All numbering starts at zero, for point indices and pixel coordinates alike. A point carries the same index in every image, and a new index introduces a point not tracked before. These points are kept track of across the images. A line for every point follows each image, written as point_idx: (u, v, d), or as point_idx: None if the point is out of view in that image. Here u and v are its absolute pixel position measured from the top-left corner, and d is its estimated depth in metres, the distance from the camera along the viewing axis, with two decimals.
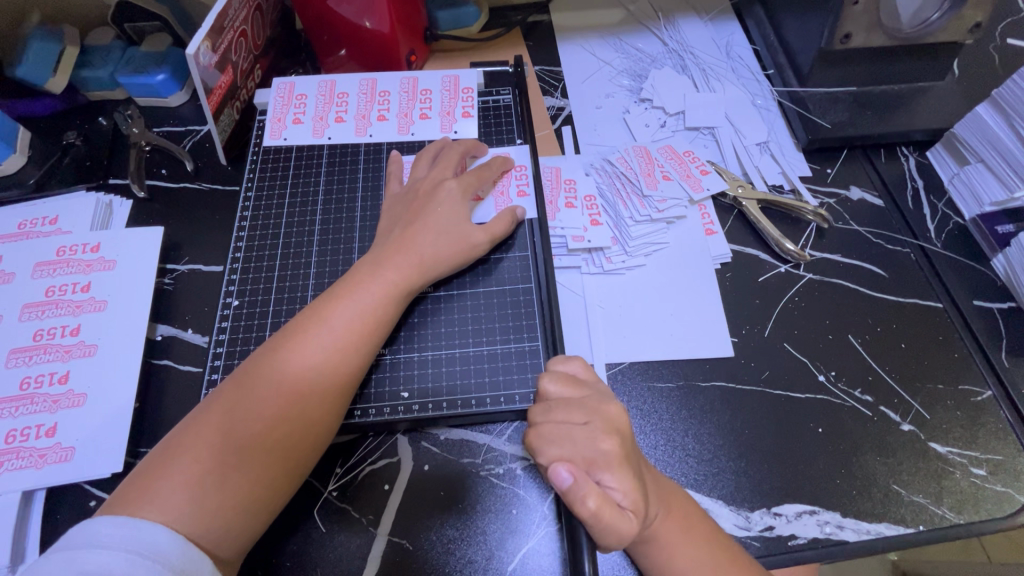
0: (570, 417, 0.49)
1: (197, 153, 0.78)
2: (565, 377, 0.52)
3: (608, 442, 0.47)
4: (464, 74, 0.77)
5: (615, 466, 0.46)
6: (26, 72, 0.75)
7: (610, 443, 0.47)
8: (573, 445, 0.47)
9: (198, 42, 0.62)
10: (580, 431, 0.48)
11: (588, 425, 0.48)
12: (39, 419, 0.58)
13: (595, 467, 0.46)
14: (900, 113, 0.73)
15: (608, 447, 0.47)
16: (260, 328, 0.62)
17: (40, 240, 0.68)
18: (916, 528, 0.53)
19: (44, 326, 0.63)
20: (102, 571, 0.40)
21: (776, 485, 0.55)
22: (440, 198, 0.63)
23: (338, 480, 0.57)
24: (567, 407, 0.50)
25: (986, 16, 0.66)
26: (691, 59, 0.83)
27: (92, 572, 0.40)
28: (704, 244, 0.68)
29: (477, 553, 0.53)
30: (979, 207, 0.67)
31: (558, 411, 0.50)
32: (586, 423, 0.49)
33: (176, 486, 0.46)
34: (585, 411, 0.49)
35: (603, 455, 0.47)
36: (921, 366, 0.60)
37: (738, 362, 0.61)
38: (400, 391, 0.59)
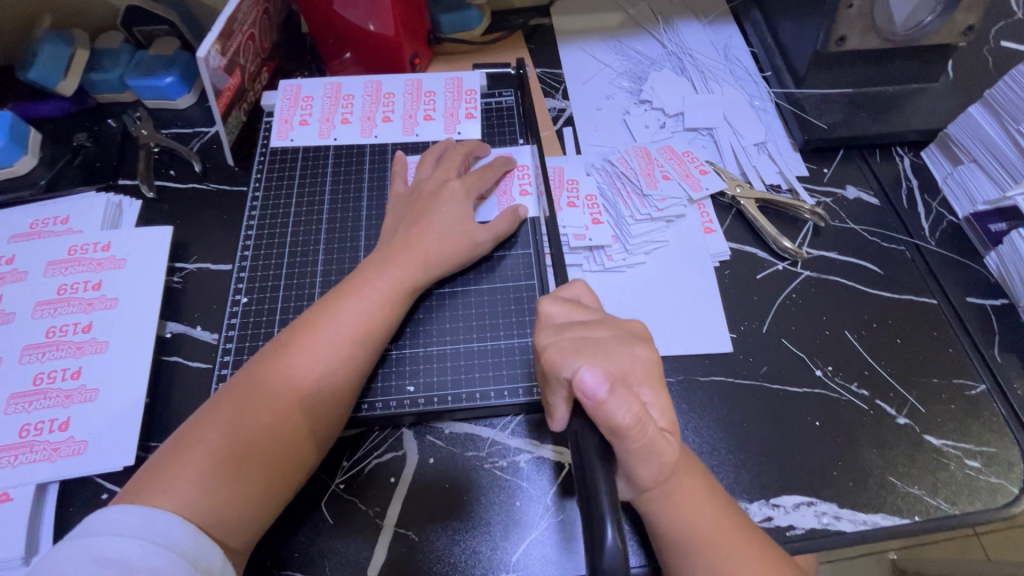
0: (593, 332, 0.47)
1: (205, 155, 0.79)
2: (568, 301, 0.50)
3: (639, 349, 0.46)
4: (468, 76, 0.79)
5: (649, 382, 0.46)
6: (38, 76, 0.77)
7: (639, 353, 0.46)
8: (606, 356, 0.45)
9: (207, 45, 0.63)
10: (610, 343, 0.46)
11: (613, 338, 0.47)
12: (53, 413, 0.60)
13: (632, 379, 0.45)
14: (895, 113, 0.75)
15: (641, 359, 0.46)
16: (269, 324, 0.63)
17: (52, 239, 0.70)
18: (911, 518, 0.54)
19: (56, 323, 0.64)
20: (119, 557, 0.41)
21: (774, 477, 0.56)
22: (444, 197, 0.64)
23: (345, 473, 0.58)
24: (582, 326, 0.48)
25: (978, 18, 0.68)
26: (690, 61, 0.84)
27: (109, 558, 0.41)
28: (703, 242, 0.69)
29: (482, 543, 0.55)
30: (973, 206, 0.68)
31: (576, 329, 0.47)
32: (610, 336, 0.47)
33: (188, 476, 0.47)
34: (606, 326, 0.48)
35: (637, 368, 0.46)
36: (916, 361, 0.62)
37: (737, 357, 0.62)
38: (405, 386, 0.60)
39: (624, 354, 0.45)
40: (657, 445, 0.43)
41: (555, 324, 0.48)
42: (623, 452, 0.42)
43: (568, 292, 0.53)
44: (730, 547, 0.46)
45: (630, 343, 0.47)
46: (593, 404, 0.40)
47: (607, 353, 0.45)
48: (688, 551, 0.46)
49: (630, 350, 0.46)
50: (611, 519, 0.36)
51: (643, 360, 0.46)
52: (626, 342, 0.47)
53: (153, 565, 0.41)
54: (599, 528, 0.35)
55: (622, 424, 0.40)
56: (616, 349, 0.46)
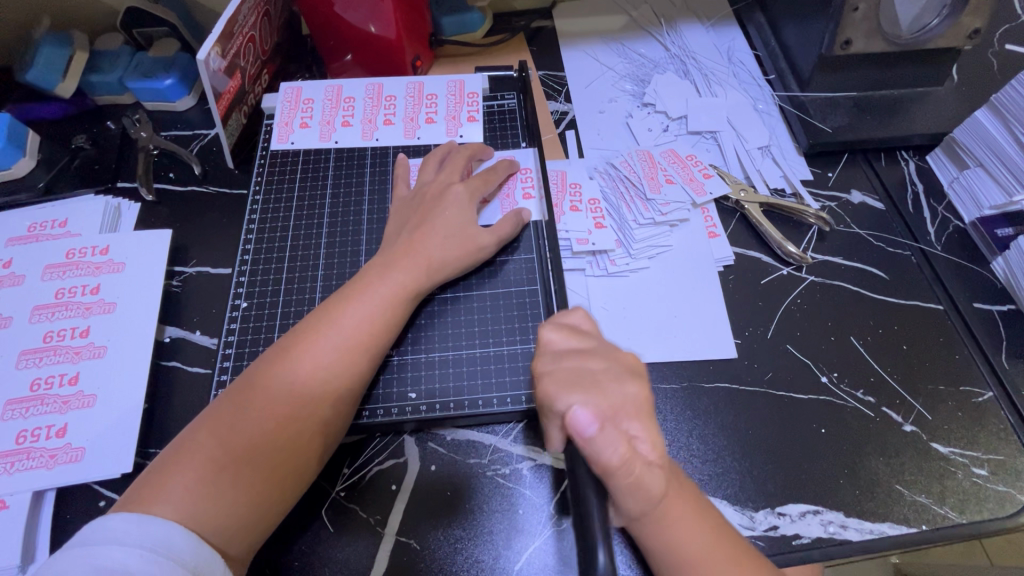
0: (588, 363, 0.48)
1: (204, 157, 0.78)
2: (567, 328, 0.51)
3: (632, 388, 0.47)
4: (469, 79, 0.78)
5: (642, 415, 0.45)
6: (35, 78, 0.77)
7: (634, 387, 0.47)
8: (599, 390, 0.46)
9: (208, 47, 0.62)
10: (603, 375, 0.47)
11: (608, 369, 0.48)
12: (50, 419, 0.59)
13: (623, 415, 0.45)
14: (900, 117, 0.74)
15: (633, 392, 0.47)
16: (269, 329, 0.63)
17: (51, 242, 0.69)
18: (918, 528, 0.54)
19: (54, 328, 0.64)
20: (118, 566, 0.41)
21: (780, 485, 0.56)
22: (447, 201, 0.64)
23: (346, 480, 0.57)
24: (580, 355, 0.49)
25: (984, 22, 0.67)
26: (693, 64, 0.84)
27: (108, 567, 0.40)
28: (707, 246, 0.68)
29: (484, 552, 0.54)
30: (979, 210, 0.68)
31: (572, 358, 0.48)
32: (605, 368, 0.48)
33: (188, 483, 0.47)
34: (603, 357, 0.49)
35: (629, 401, 0.46)
36: (922, 368, 0.61)
37: (741, 363, 0.62)
38: (407, 392, 0.59)
39: (614, 391, 0.46)
40: (646, 482, 0.43)
41: (555, 351, 0.50)
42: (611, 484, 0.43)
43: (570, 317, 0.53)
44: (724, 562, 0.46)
45: (623, 380, 0.47)
46: (581, 441, 0.42)
47: (599, 389, 0.46)
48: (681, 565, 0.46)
49: (622, 387, 0.47)
50: (601, 544, 0.37)
51: (634, 398, 0.46)
52: (619, 377, 0.48)
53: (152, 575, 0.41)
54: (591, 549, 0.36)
55: (610, 463, 0.42)
56: (608, 384, 0.47)
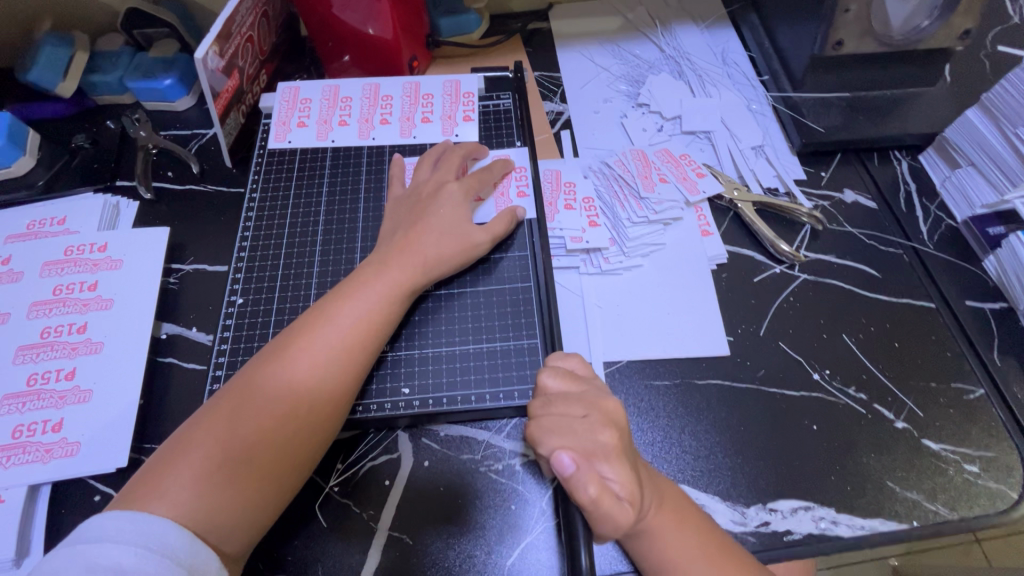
0: (568, 410, 0.51)
1: (203, 156, 0.79)
2: (563, 374, 0.53)
3: (606, 435, 0.49)
4: (465, 79, 0.79)
5: (613, 457, 0.48)
6: (37, 77, 0.77)
7: (608, 435, 0.49)
8: (573, 436, 0.49)
9: (206, 46, 0.63)
10: (580, 423, 0.50)
11: (586, 417, 0.50)
12: (46, 414, 0.59)
13: (595, 458, 0.48)
14: (892, 117, 0.75)
15: (606, 439, 0.49)
16: (264, 325, 0.63)
17: (49, 240, 0.70)
18: (909, 523, 0.54)
19: (51, 324, 0.64)
20: (114, 565, 0.41)
21: (772, 481, 0.56)
22: (442, 200, 0.64)
23: (340, 475, 0.58)
24: (565, 401, 0.51)
25: (975, 23, 0.68)
26: (688, 65, 0.84)
27: (105, 566, 0.41)
28: (700, 245, 0.69)
29: (477, 547, 0.54)
30: (970, 209, 0.68)
31: (556, 405, 0.51)
32: (585, 415, 0.50)
33: (185, 481, 0.47)
34: (584, 404, 0.51)
35: (601, 447, 0.48)
36: (914, 365, 0.61)
37: (734, 360, 0.62)
38: (400, 388, 0.60)
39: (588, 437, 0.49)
40: (615, 518, 0.45)
41: (544, 396, 0.52)
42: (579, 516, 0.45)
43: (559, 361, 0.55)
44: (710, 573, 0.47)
45: (599, 427, 0.50)
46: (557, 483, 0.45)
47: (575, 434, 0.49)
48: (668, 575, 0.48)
49: (598, 434, 0.49)
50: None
51: (607, 445, 0.48)
52: (597, 425, 0.50)
53: (147, 572, 0.41)
54: None
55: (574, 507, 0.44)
56: (583, 432, 0.49)
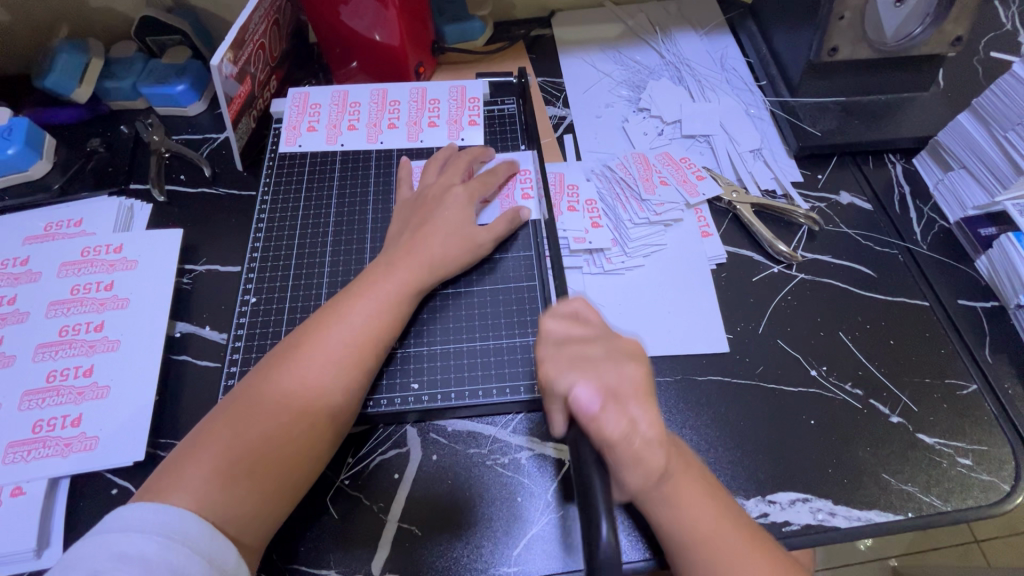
0: (586, 349, 0.49)
1: (214, 160, 0.81)
2: (569, 317, 0.52)
3: (629, 370, 0.48)
4: (471, 85, 0.81)
5: (639, 396, 0.47)
6: (53, 84, 0.79)
7: (632, 369, 0.48)
8: (595, 372, 0.47)
9: (221, 53, 0.65)
10: (600, 360, 0.48)
11: (605, 354, 0.49)
12: (65, 409, 0.61)
13: (623, 395, 0.46)
14: (887, 121, 0.77)
15: (631, 373, 0.47)
16: (277, 323, 0.65)
17: (66, 241, 0.71)
18: (904, 514, 0.56)
19: (69, 323, 0.66)
20: (137, 554, 0.42)
21: (771, 474, 0.57)
22: (448, 201, 0.66)
23: (350, 469, 0.59)
24: (579, 342, 0.50)
25: (966, 29, 0.70)
26: (688, 71, 0.86)
27: (128, 554, 0.42)
28: (700, 246, 0.71)
29: (484, 538, 0.56)
30: (963, 211, 0.70)
31: (572, 344, 0.49)
32: (603, 352, 0.49)
33: (203, 474, 0.49)
34: (599, 343, 0.50)
35: (626, 382, 0.47)
36: (909, 362, 0.63)
37: (733, 357, 0.64)
38: (410, 383, 0.61)
39: (611, 370, 0.47)
40: (648, 460, 0.46)
41: (554, 339, 0.50)
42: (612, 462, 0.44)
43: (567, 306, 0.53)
44: (727, 543, 0.47)
45: (621, 361, 0.48)
46: (587, 418, 0.44)
47: (595, 368, 0.47)
48: (687, 538, 0.48)
49: (620, 367, 0.48)
50: (605, 515, 0.36)
51: (631, 378, 0.47)
52: (617, 360, 0.48)
53: (169, 561, 0.43)
54: (596, 523, 0.36)
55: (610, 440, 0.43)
56: (604, 366, 0.48)
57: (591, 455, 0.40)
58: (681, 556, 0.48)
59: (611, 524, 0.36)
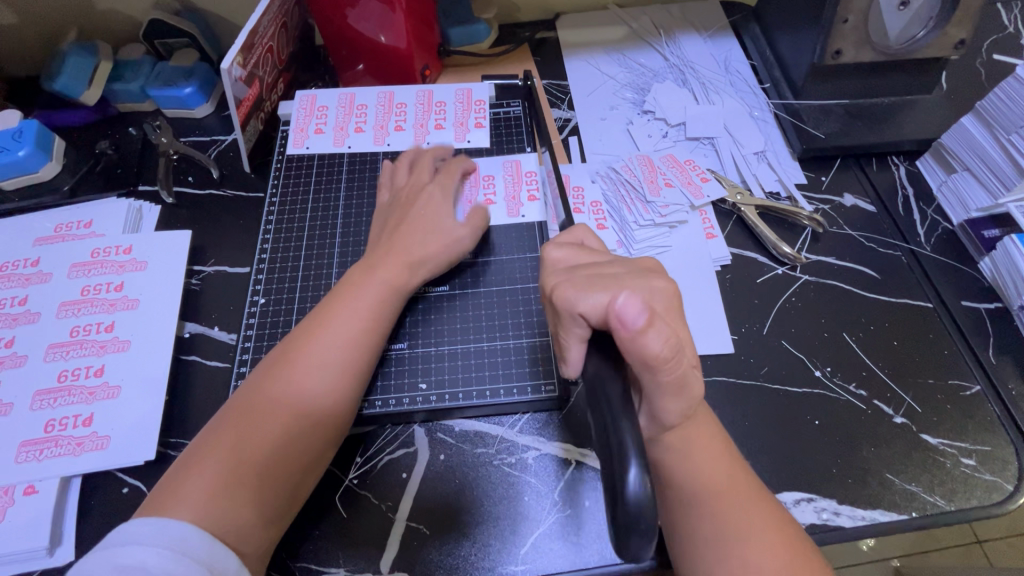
0: (606, 270, 0.46)
1: (222, 162, 0.82)
2: (574, 249, 0.50)
3: (659, 283, 0.45)
4: (477, 88, 0.82)
5: (669, 307, 0.44)
6: (63, 86, 0.80)
7: (661, 283, 0.45)
8: (623, 286, 0.43)
9: (231, 57, 0.66)
10: (625, 277, 0.45)
11: (625, 271, 0.46)
12: (76, 409, 0.62)
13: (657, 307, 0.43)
14: (890, 123, 0.77)
15: (661, 286, 0.45)
16: (286, 324, 0.66)
17: (76, 242, 0.72)
18: (908, 514, 0.56)
19: (80, 323, 0.67)
20: (138, 565, 0.43)
21: (776, 473, 0.58)
22: (426, 201, 0.67)
23: (358, 468, 0.60)
24: (595, 267, 0.47)
25: (969, 32, 0.70)
26: (691, 73, 0.87)
27: (129, 566, 0.43)
28: (705, 247, 0.71)
29: (491, 537, 0.56)
30: (966, 213, 0.70)
31: (589, 269, 0.47)
32: (623, 271, 0.46)
33: (202, 484, 0.49)
34: (618, 264, 0.47)
35: (656, 292, 0.44)
36: (913, 363, 0.63)
37: (738, 358, 0.64)
38: (418, 383, 0.62)
39: (641, 285, 0.44)
40: (691, 387, 0.43)
41: (565, 267, 0.48)
42: (654, 383, 0.41)
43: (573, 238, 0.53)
44: (739, 498, 0.47)
45: (647, 277, 0.45)
46: (631, 334, 0.39)
47: (623, 284, 0.43)
48: (694, 492, 0.47)
49: (648, 283, 0.45)
50: (636, 459, 0.36)
51: (662, 292, 0.44)
52: (641, 276, 0.45)
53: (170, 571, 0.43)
54: (625, 466, 0.35)
55: (658, 356, 0.40)
56: (633, 281, 0.44)
57: (616, 396, 0.39)
58: (692, 511, 0.47)
59: (641, 466, 0.35)
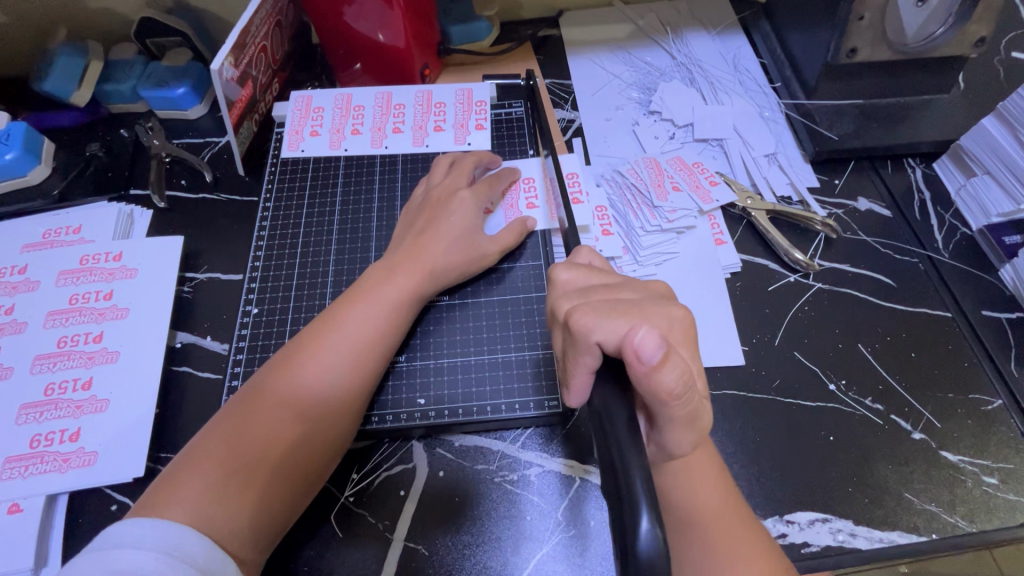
0: (621, 296, 0.45)
1: (216, 164, 0.79)
2: (581, 268, 0.48)
3: (677, 309, 0.44)
4: (477, 88, 0.79)
5: (685, 339, 0.43)
6: (51, 87, 0.78)
7: (679, 310, 0.44)
8: (643, 315, 0.42)
9: (221, 57, 0.63)
10: (644, 304, 0.43)
11: (642, 298, 0.45)
12: (63, 423, 0.60)
13: (675, 338, 0.42)
14: (905, 125, 0.74)
15: (679, 314, 0.43)
16: (279, 334, 0.64)
17: (65, 249, 0.70)
18: (928, 536, 0.54)
19: (68, 333, 0.65)
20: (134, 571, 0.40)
21: (788, 492, 0.56)
22: (455, 208, 0.64)
23: (355, 485, 0.58)
24: (607, 291, 0.46)
25: (990, 30, 0.68)
26: (699, 72, 0.84)
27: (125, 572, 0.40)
28: (714, 253, 0.69)
29: (492, 557, 0.54)
30: (986, 218, 0.68)
31: (600, 293, 0.45)
32: (638, 297, 0.45)
33: (197, 487, 0.47)
34: (633, 289, 0.46)
35: (673, 320, 0.43)
36: (931, 376, 0.61)
37: (749, 370, 0.62)
38: (416, 398, 0.60)
39: (659, 313, 0.43)
40: (701, 415, 0.42)
41: (576, 288, 0.47)
42: (666, 416, 0.40)
43: (579, 259, 0.51)
44: (737, 525, 0.44)
45: (665, 304, 0.44)
46: (647, 371, 0.37)
47: (642, 314, 0.42)
48: (694, 521, 0.44)
49: (665, 310, 0.43)
50: (647, 507, 0.33)
51: (680, 320, 0.43)
52: (659, 303, 0.44)
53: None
54: (635, 519, 0.33)
55: (670, 392, 0.38)
56: (650, 309, 0.43)
57: (623, 427, 0.37)
58: (689, 536, 0.44)
59: (653, 514, 0.33)
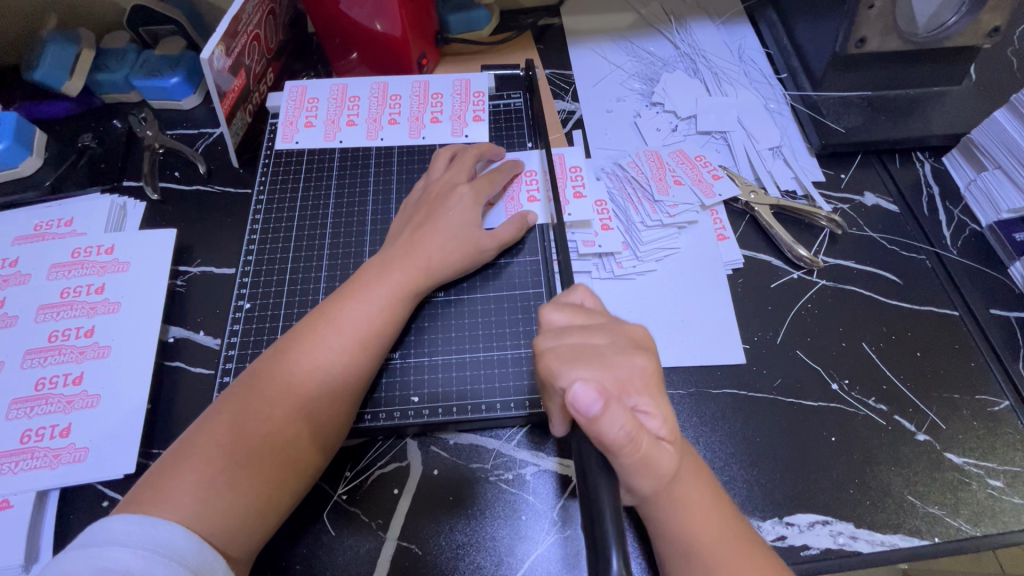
0: (591, 338, 0.44)
1: (210, 156, 0.78)
2: (570, 307, 0.47)
3: (640, 359, 0.43)
4: (475, 79, 0.78)
5: (648, 388, 0.42)
6: (43, 76, 0.76)
7: (643, 358, 0.43)
8: (605, 366, 0.42)
9: (212, 46, 0.62)
10: (609, 350, 0.43)
11: (613, 343, 0.44)
12: (54, 419, 0.59)
13: (629, 390, 0.42)
14: (914, 118, 0.72)
15: (642, 364, 0.43)
16: (271, 330, 0.63)
17: (57, 241, 0.69)
18: (930, 540, 0.53)
19: (59, 327, 0.64)
20: (120, 568, 0.40)
21: (788, 494, 0.54)
22: (452, 203, 0.63)
23: (348, 483, 0.57)
24: (581, 331, 0.45)
25: (1004, 19, 0.66)
26: (703, 62, 0.82)
27: (111, 569, 0.40)
28: (715, 249, 0.67)
29: (486, 558, 0.53)
30: (996, 214, 0.66)
31: (574, 334, 0.44)
32: (610, 342, 0.44)
33: (187, 487, 0.46)
34: (606, 332, 0.45)
35: (637, 373, 0.42)
36: (936, 376, 0.60)
37: (751, 369, 0.60)
38: (410, 395, 0.59)
39: (621, 363, 0.43)
40: (664, 460, 0.41)
41: (553, 328, 0.45)
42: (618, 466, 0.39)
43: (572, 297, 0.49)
44: (731, 532, 0.44)
45: (629, 353, 0.44)
46: (586, 422, 0.38)
47: (600, 363, 0.42)
48: (687, 529, 0.43)
49: (630, 360, 0.43)
50: (616, 548, 0.33)
51: (643, 370, 0.43)
52: (626, 351, 0.44)
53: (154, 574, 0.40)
54: (604, 554, 0.33)
55: (614, 441, 0.38)
56: (614, 358, 0.43)
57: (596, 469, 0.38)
58: (684, 543, 0.43)
59: (622, 554, 0.33)
